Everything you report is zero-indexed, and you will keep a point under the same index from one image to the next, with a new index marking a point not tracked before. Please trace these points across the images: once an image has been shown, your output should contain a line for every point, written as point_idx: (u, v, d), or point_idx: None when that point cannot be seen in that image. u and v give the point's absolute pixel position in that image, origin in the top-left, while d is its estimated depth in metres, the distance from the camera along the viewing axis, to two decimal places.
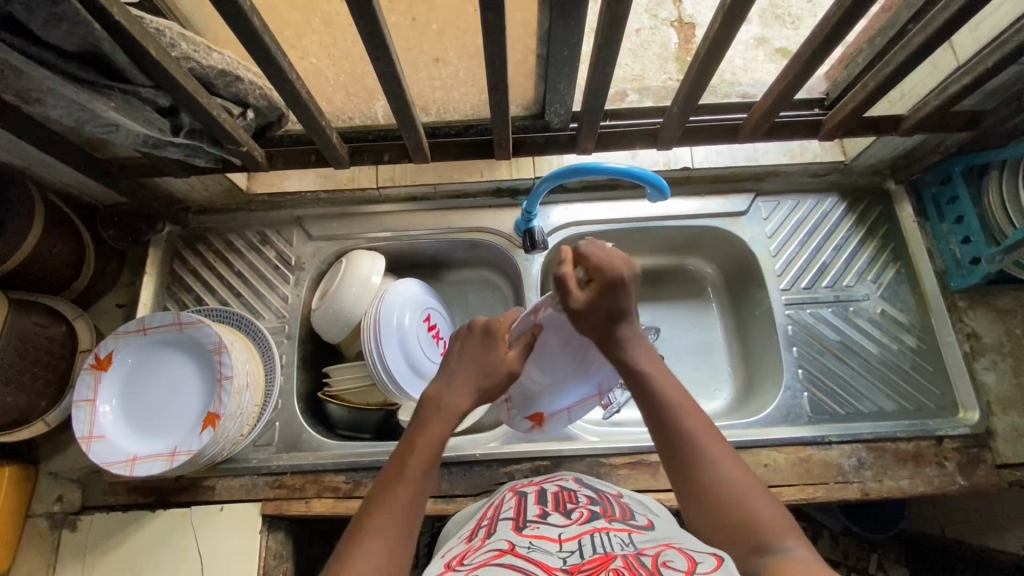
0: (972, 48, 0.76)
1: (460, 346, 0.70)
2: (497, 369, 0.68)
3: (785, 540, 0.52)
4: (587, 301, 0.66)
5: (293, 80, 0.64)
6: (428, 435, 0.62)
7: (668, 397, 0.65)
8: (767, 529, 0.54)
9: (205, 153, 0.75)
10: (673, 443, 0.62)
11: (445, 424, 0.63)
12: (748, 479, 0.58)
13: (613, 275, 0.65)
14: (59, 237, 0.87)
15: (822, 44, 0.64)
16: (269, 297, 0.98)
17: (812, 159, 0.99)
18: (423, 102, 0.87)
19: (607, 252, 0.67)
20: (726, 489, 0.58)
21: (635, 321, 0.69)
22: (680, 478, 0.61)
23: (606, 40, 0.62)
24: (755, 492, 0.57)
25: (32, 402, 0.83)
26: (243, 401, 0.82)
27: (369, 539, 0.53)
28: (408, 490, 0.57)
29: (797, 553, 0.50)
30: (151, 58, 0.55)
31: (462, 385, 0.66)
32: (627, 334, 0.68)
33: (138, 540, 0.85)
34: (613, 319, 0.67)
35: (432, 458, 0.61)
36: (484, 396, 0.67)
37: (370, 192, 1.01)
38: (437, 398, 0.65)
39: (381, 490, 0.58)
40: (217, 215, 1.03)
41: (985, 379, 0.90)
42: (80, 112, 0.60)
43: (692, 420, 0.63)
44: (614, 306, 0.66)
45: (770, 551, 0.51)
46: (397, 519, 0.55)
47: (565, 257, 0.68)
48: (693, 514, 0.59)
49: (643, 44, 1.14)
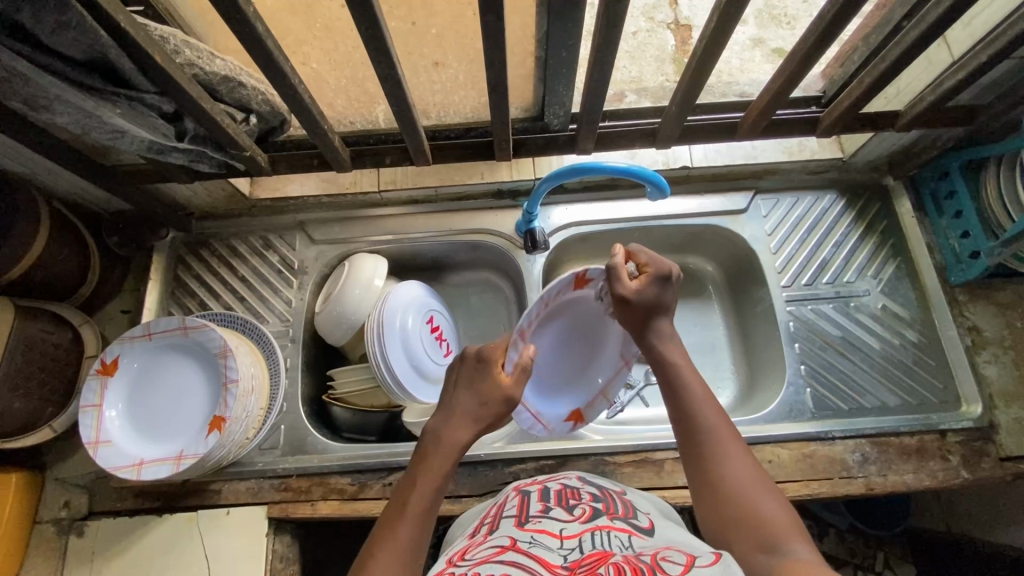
0: (966, 44, 0.76)
1: (456, 375, 0.70)
2: (493, 397, 0.68)
3: (791, 542, 0.52)
4: (635, 287, 0.71)
5: (295, 84, 0.64)
6: (431, 467, 0.62)
7: (690, 392, 0.65)
8: (775, 530, 0.53)
9: (208, 158, 0.76)
10: (693, 440, 0.63)
11: (449, 457, 0.63)
12: (761, 482, 0.58)
13: (661, 267, 0.71)
14: (64, 243, 0.88)
15: (817, 41, 0.65)
16: (273, 302, 0.99)
17: (810, 156, 1.01)
18: (424, 106, 0.88)
19: (657, 254, 0.73)
20: (739, 489, 0.57)
21: (673, 317, 0.72)
22: (697, 475, 0.61)
23: (603, 41, 0.63)
24: (766, 495, 0.57)
25: (39, 408, 0.83)
26: (248, 404, 0.83)
27: (377, 565, 0.53)
28: (412, 521, 0.57)
29: (800, 555, 0.49)
30: (156, 65, 0.56)
31: (462, 418, 0.66)
32: (664, 329, 0.70)
33: (145, 545, 0.86)
34: (652, 312, 0.71)
35: (437, 488, 0.61)
36: (484, 428, 0.67)
37: (371, 195, 1.02)
38: (438, 431, 0.65)
39: (385, 527, 0.58)
40: (220, 221, 1.04)
41: (987, 372, 0.90)
42: (86, 119, 0.62)
43: (713, 420, 0.63)
44: (655, 299, 0.70)
45: (775, 552, 0.51)
46: (400, 550, 0.55)
47: (619, 252, 0.72)
48: (705, 511, 0.59)
49: (640, 47, 1.15)
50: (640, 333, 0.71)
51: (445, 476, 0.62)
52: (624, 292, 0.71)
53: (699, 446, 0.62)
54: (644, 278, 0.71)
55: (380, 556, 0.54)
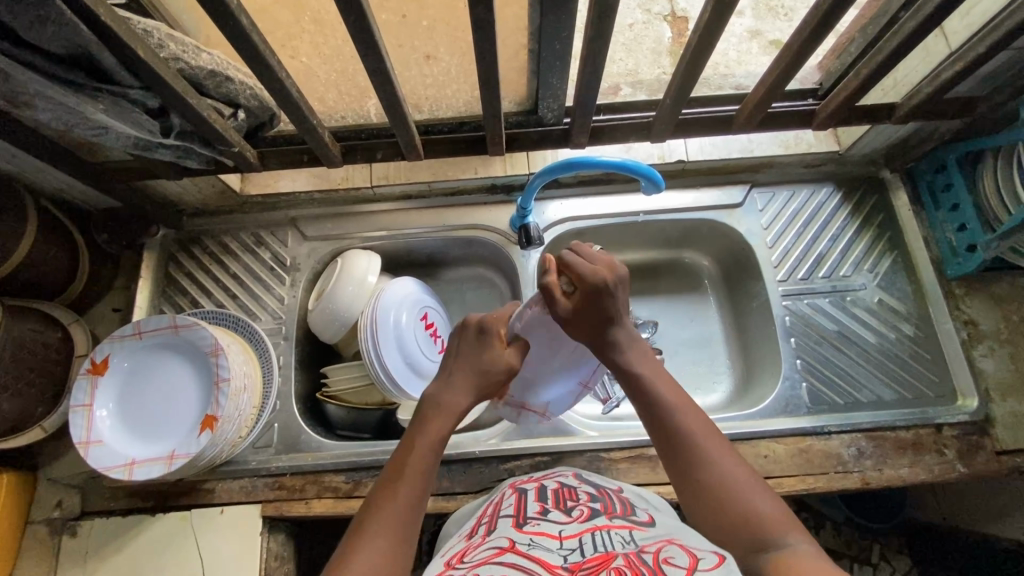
0: (964, 35, 0.75)
1: (457, 346, 0.71)
2: (498, 366, 0.68)
3: (785, 536, 0.53)
4: (572, 306, 0.68)
5: (283, 78, 0.63)
6: (428, 431, 0.63)
7: (662, 396, 0.65)
8: (767, 524, 0.54)
9: (197, 154, 0.75)
10: (671, 444, 0.62)
11: (443, 424, 0.64)
12: (747, 477, 0.58)
13: (600, 280, 0.67)
14: (52, 241, 0.87)
15: (813, 33, 0.64)
16: (264, 299, 0.98)
17: (807, 149, 1.00)
18: (414, 100, 0.85)
19: (595, 259, 0.69)
20: (724, 487, 0.57)
21: (628, 325, 0.70)
22: (681, 477, 0.60)
23: (596, 33, 0.61)
24: (754, 489, 0.57)
25: (29, 408, 0.82)
26: (240, 402, 0.82)
27: (373, 530, 0.54)
28: (410, 485, 0.58)
29: (799, 550, 0.50)
30: (138, 59, 0.54)
31: (462, 387, 0.67)
32: (621, 339, 0.69)
33: (138, 544, 0.85)
34: (603, 326, 0.68)
35: (434, 454, 0.62)
36: (483, 395, 0.68)
37: (364, 191, 1.01)
38: (437, 398, 0.66)
39: (382, 489, 0.58)
40: (211, 218, 1.03)
41: (983, 366, 0.90)
42: (69, 115, 0.60)
43: (691, 422, 0.63)
44: (600, 310, 0.67)
45: (769, 546, 0.52)
46: (397, 509, 0.56)
47: (549, 263, 0.70)
48: (694, 510, 0.58)
49: (637, 39, 1.14)
50: (598, 347, 0.69)
51: (442, 441, 0.63)
52: (566, 313, 0.68)
53: (679, 449, 0.61)
54: (578, 295, 0.68)
55: (374, 523, 0.55)
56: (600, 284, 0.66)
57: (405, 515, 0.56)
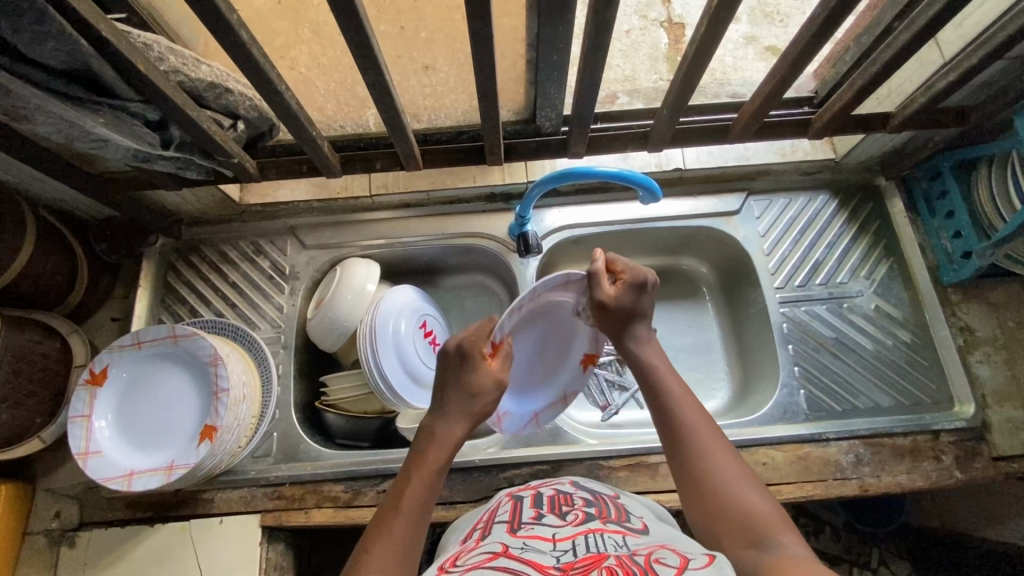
0: (958, 44, 0.76)
1: (441, 371, 0.71)
2: (485, 388, 0.70)
3: (772, 535, 0.52)
4: (612, 295, 0.72)
5: (282, 90, 0.63)
6: (426, 462, 0.63)
7: (672, 389, 0.66)
8: (764, 523, 0.54)
9: (196, 165, 0.75)
10: (677, 438, 0.62)
11: (440, 455, 0.64)
12: (744, 475, 0.58)
13: (641, 278, 0.72)
14: (51, 251, 0.87)
15: (809, 44, 0.65)
16: (264, 308, 0.98)
17: (803, 157, 1.00)
18: (414, 110, 0.86)
19: (639, 262, 0.74)
20: (725, 486, 0.57)
21: (650, 323, 0.74)
22: (680, 468, 0.61)
23: (594, 45, 0.62)
24: (752, 488, 0.57)
25: (28, 420, 0.82)
26: (240, 412, 0.82)
27: (371, 562, 0.53)
28: (407, 518, 0.57)
29: (795, 549, 0.50)
30: (140, 73, 0.55)
31: (459, 414, 0.68)
32: (641, 334, 0.72)
33: (137, 555, 0.85)
34: (627, 320, 0.72)
35: (433, 483, 0.61)
36: (475, 421, 0.69)
37: (363, 200, 1.01)
38: (431, 428, 0.66)
39: (380, 525, 0.57)
40: (210, 227, 1.03)
41: (979, 372, 0.91)
42: (69, 128, 0.61)
43: (696, 417, 0.63)
44: (628, 309, 0.72)
45: (765, 544, 0.51)
46: (396, 542, 0.55)
47: (597, 258, 0.73)
48: (694, 499, 0.58)
49: (634, 45, 1.14)
50: (619, 340, 0.73)
51: (440, 470, 0.63)
52: (599, 304, 0.73)
53: (682, 439, 0.62)
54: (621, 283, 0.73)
55: (375, 556, 0.54)
56: (642, 280, 0.71)
57: (401, 547, 0.55)
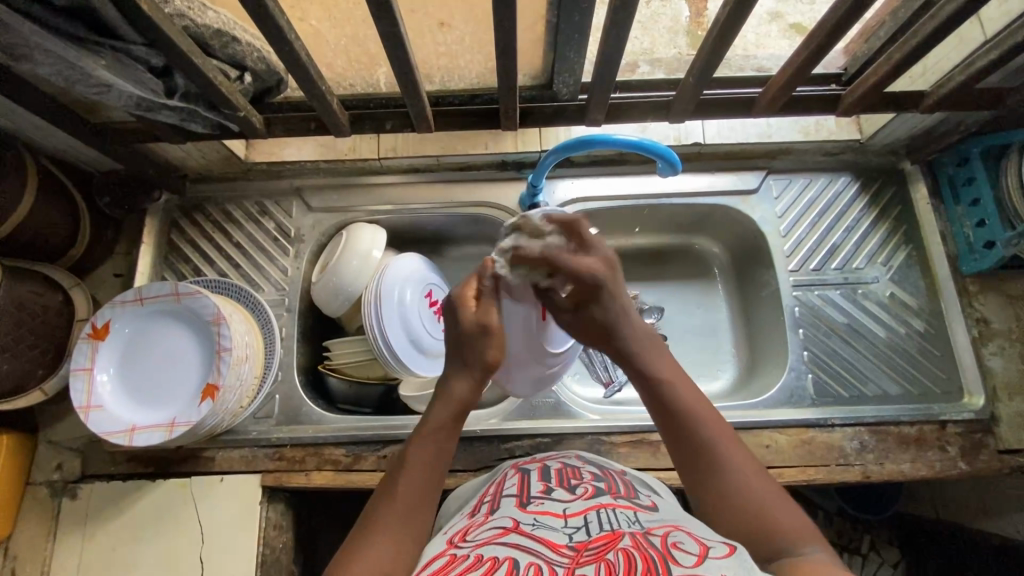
0: (1000, 21, 0.72)
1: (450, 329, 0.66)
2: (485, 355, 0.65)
3: (807, 546, 0.49)
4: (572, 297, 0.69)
5: (292, 40, 0.60)
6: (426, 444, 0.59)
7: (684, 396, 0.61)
8: (786, 533, 0.50)
9: (202, 118, 0.72)
10: (686, 445, 0.58)
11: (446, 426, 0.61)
12: (767, 486, 0.55)
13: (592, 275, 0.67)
14: (52, 202, 0.85)
15: (848, 11, 0.61)
16: (268, 270, 0.97)
17: (827, 137, 0.97)
18: (427, 70, 0.83)
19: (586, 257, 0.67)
20: (752, 498, 0.53)
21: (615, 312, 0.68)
22: (692, 477, 0.57)
23: (621, 5, 0.58)
24: (778, 500, 0.53)
25: (31, 369, 0.82)
26: (242, 372, 0.81)
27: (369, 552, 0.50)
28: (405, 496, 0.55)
29: (818, 559, 0.47)
30: (140, 12, 0.52)
31: (458, 372, 0.64)
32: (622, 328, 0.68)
33: (137, 509, 0.85)
34: (603, 329, 0.68)
35: (435, 453, 0.59)
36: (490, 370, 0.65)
37: (371, 162, 0.99)
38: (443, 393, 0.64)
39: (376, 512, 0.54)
40: (214, 183, 1.00)
41: (992, 364, 0.89)
42: (70, 70, 0.59)
43: (710, 429, 0.59)
44: (590, 278, 0.67)
45: (788, 556, 0.48)
46: (394, 523, 0.53)
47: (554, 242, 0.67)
48: (710, 509, 0.55)
49: (653, 17, 1.10)
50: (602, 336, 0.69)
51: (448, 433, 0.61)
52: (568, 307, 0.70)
53: (693, 448, 0.58)
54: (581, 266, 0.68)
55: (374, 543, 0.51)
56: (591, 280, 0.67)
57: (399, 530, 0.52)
